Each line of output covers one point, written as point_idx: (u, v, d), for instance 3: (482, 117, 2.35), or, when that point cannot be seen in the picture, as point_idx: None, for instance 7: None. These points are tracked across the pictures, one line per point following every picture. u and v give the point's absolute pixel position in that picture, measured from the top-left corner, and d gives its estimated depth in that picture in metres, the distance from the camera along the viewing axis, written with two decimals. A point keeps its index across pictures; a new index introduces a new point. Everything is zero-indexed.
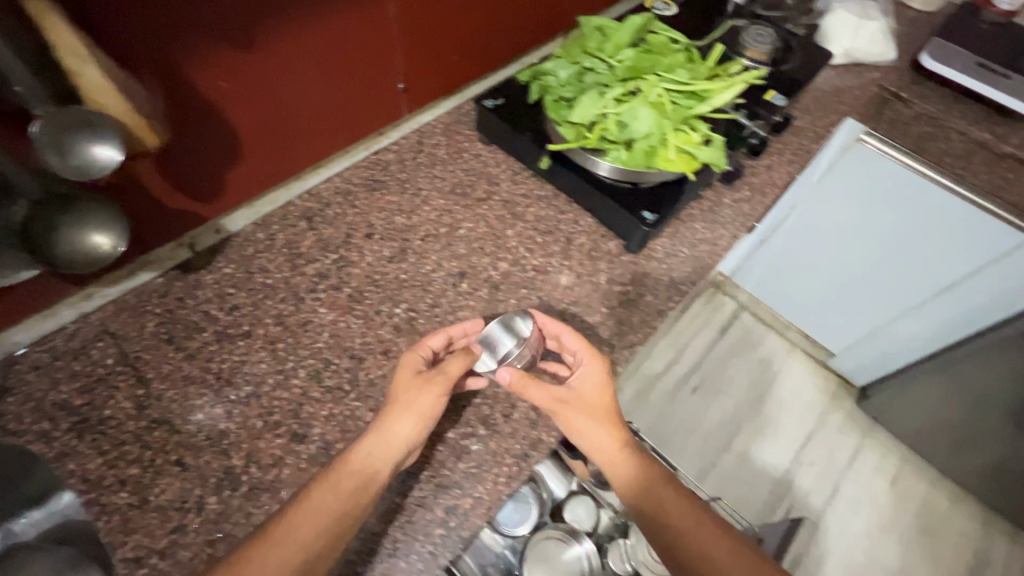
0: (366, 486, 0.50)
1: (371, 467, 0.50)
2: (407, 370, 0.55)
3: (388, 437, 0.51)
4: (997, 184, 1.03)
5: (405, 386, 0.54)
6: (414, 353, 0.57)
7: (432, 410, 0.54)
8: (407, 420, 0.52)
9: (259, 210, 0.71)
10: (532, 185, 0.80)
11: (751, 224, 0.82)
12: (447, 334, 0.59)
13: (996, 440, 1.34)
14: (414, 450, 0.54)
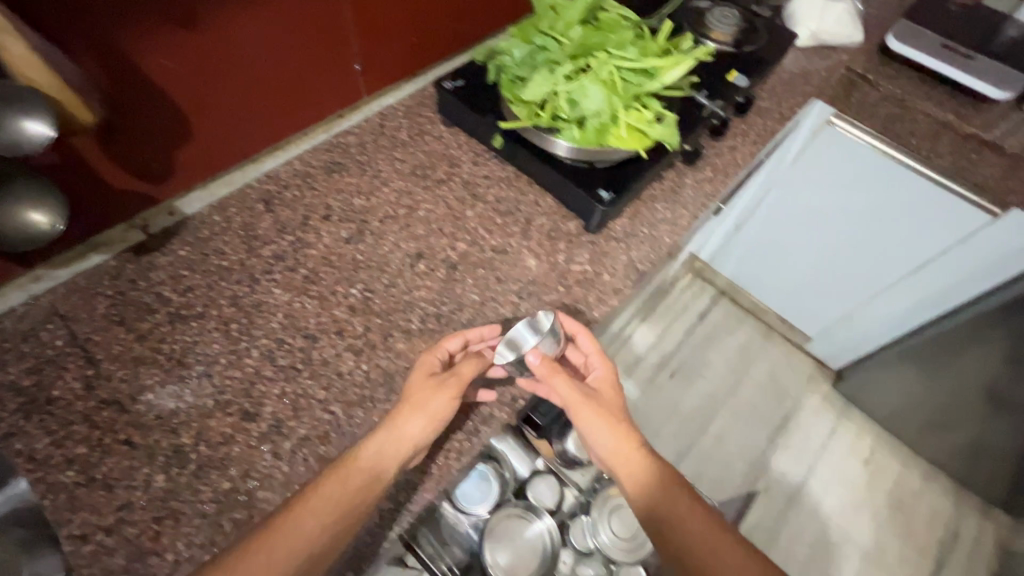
0: (372, 483, 0.51)
1: (378, 465, 0.52)
2: (421, 371, 0.58)
3: (398, 435, 0.53)
4: (961, 166, 1.04)
5: (418, 387, 0.56)
6: (432, 356, 0.59)
7: (444, 411, 0.56)
8: (418, 419, 0.54)
9: (215, 191, 0.71)
10: (493, 166, 0.80)
11: (712, 204, 0.82)
12: (463, 337, 0.60)
13: (967, 418, 1.36)
14: (422, 449, 0.56)
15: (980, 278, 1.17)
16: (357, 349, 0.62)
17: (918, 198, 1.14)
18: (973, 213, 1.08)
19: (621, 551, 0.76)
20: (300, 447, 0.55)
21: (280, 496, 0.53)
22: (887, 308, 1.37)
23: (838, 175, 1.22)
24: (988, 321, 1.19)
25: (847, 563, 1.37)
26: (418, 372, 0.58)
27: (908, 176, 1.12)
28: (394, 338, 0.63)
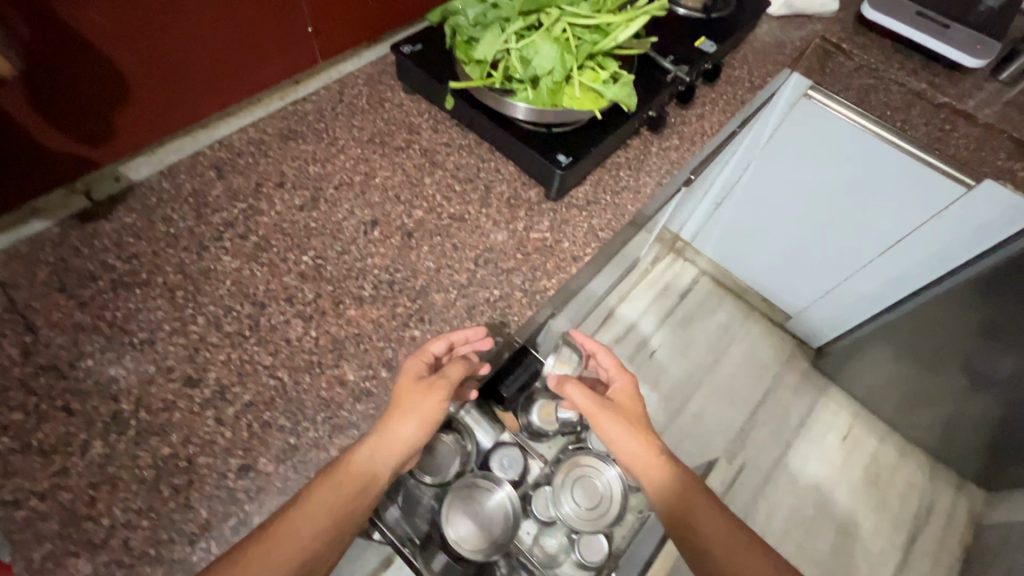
0: (367, 487, 0.52)
1: (371, 468, 0.52)
2: (409, 374, 0.56)
3: (390, 439, 0.53)
4: (935, 136, 1.03)
5: (407, 392, 0.55)
6: (418, 359, 0.57)
7: (433, 414, 0.56)
8: (408, 421, 0.54)
9: (165, 158, 0.69)
10: (454, 134, 0.79)
11: (677, 171, 0.81)
12: (448, 339, 0.59)
13: (944, 397, 1.34)
14: (411, 452, 0.56)
15: (952, 253, 1.15)
16: (307, 316, 0.61)
17: (893, 171, 1.12)
18: (946, 186, 1.07)
19: (585, 522, 0.75)
20: (243, 413, 0.54)
21: (221, 461, 0.52)
22: (862, 285, 1.35)
23: (814, 150, 1.22)
24: (962, 299, 1.16)
25: (822, 536, 1.38)
26: (404, 375, 0.56)
27: (884, 150, 1.11)
28: (345, 305, 0.62)
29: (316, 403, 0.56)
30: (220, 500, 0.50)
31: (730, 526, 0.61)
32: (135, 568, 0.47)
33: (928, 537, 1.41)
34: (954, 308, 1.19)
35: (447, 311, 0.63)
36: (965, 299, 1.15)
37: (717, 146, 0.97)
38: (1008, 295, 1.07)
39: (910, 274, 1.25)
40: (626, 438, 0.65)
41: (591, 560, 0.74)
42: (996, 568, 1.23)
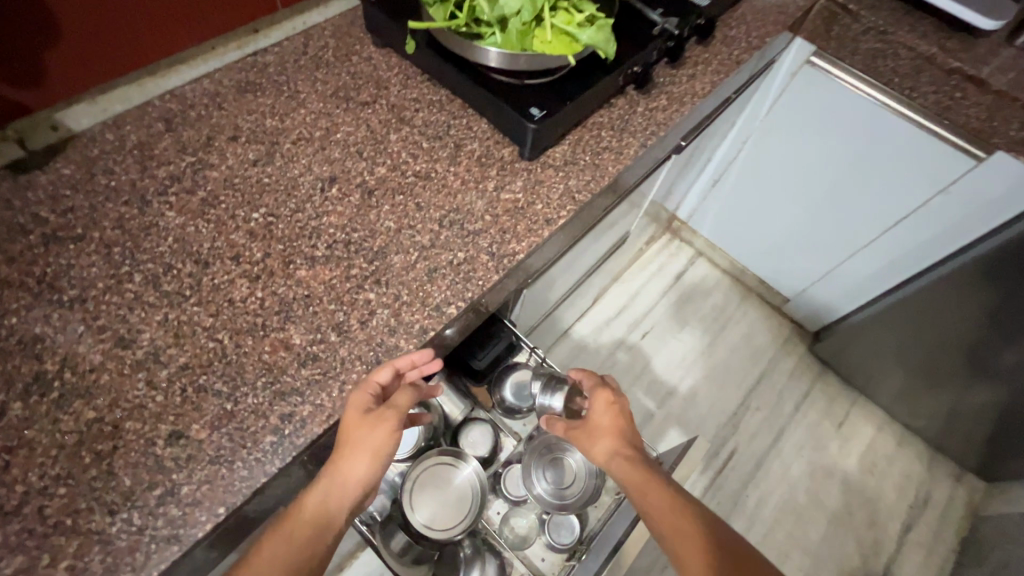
0: (321, 535, 0.47)
1: (325, 515, 0.48)
2: (354, 412, 0.49)
3: (342, 481, 0.49)
4: (944, 105, 0.97)
5: (353, 428, 0.49)
6: (363, 393, 0.50)
7: (385, 448, 0.50)
8: (359, 461, 0.49)
9: (110, 109, 0.64)
10: (425, 90, 0.73)
11: (664, 133, 0.75)
12: (394, 366, 0.52)
13: (947, 386, 1.29)
14: (372, 489, 0.51)
15: (956, 232, 1.10)
16: (253, 277, 0.57)
17: (899, 145, 1.07)
18: (954, 159, 1.02)
19: (556, 502, 0.70)
20: (177, 376, 0.50)
21: (150, 427, 0.48)
22: (863, 266, 1.30)
23: (817, 121, 1.16)
24: (963, 282, 1.11)
25: (813, 524, 1.34)
26: (351, 410, 0.50)
27: (890, 122, 1.05)
28: (296, 265, 0.58)
29: (258, 367, 0.52)
30: (147, 468, 0.46)
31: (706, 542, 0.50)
32: (49, 539, 0.43)
33: (923, 527, 1.37)
34: (955, 292, 1.13)
35: (407, 275, 0.59)
36: (967, 283, 1.10)
37: (710, 113, 0.92)
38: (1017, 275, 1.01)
39: (913, 254, 1.19)
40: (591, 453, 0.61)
41: (561, 543, 0.70)
42: (992, 560, 1.19)
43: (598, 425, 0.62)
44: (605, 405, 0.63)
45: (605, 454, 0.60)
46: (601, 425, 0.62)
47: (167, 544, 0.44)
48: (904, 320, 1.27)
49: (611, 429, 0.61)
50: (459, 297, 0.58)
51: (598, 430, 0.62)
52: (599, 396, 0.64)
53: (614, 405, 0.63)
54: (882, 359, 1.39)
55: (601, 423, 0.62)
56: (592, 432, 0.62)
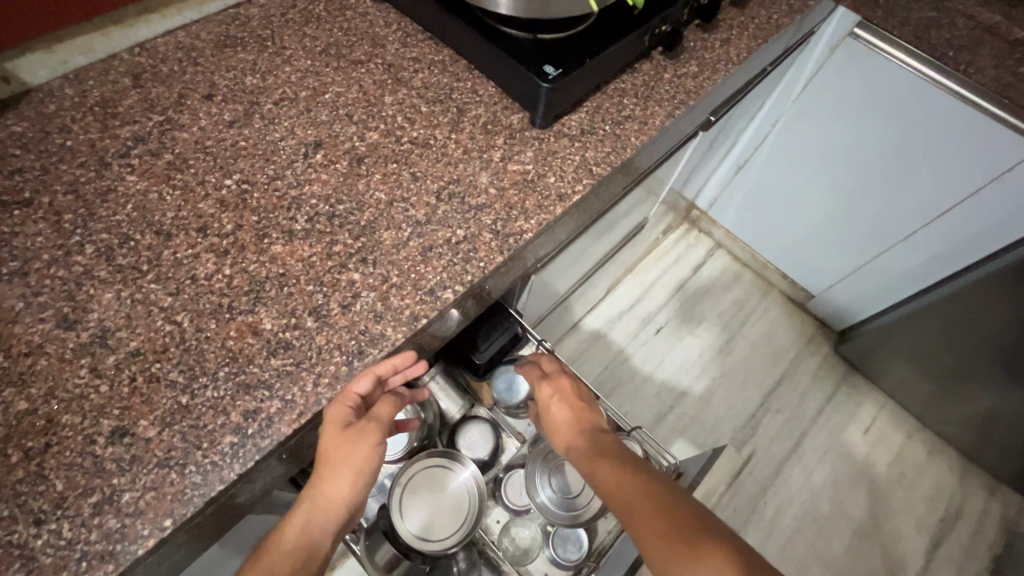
0: (305, 564, 0.40)
1: (309, 543, 0.42)
2: (331, 426, 0.43)
3: (326, 502, 0.44)
4: (1005, 82, 0.87)
5: (332, 444, 0.44)
6: (341, 404, 0.44)
7: (370, 462, 0.45)
8: (343, 478, 0.44)
9: (71, 61, 0.57)
10: (426, 49, 0.65)
11: (694, 102, 0.66)
12: (375, 373, 0.45)
13: (989, 395, 1.19)
14: (360, 508, 0.46)
15: (1009, 224, 1.00)
16: (221, 252, 0.49)
17: (951, 127, 0.97)
18: (1011, 142, 0.91)
19: (562, 513, 0.63)
20: (126, 364, 0.43)
21: (90, 422, 0.41)
22: (900, 261, 1.20)
23: (856, 101, 1.06)
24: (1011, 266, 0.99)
25: (835, 535, 1.25)
26: (328, 425, 0.44)
27: (941, 102, 0.95)
28: (271, 240, 0.50)
29: (220, 356, 0.44)
30: (83, 471, 0.39)
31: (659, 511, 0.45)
32: None
33: (955, 542, 1.27)
34: (1001, 289, 1.03)
35: (397, 254, 0.51)
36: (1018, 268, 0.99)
37: (742, 86, 0.83)
38: None
39: (959, 249, 1.09)
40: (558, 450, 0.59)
41: (568, 559, 0.62)
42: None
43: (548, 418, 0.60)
44: (551, 395, 0.61)
45: (562, 447, 0.57)
46: (555, 418, 0.59)
47: (101, 563, 0.37)
48: (941, 317, 1.17)
49: (563, 420, 0.59)
50: (457, 280, 0.51)
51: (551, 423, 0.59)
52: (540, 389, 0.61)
53: (557, 394, 0.61)
54: (915, 362, 1.30)
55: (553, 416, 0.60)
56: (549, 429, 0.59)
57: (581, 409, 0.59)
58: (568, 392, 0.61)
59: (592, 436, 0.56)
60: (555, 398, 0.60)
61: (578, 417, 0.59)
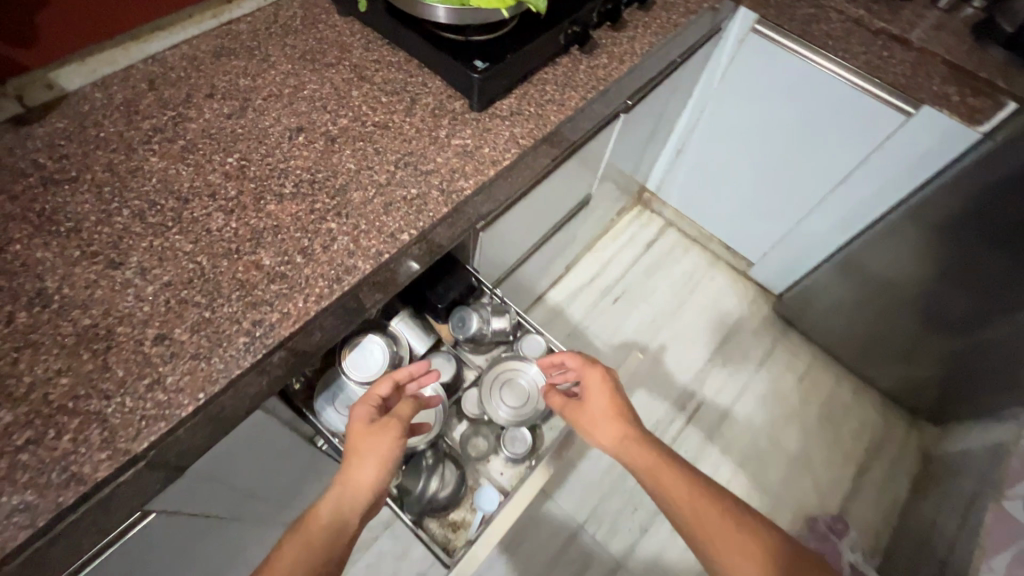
0: (338, 534, 0.58)
1: (341, 519, 0.60)
2: (361, 421, 0.66)
3: (354, 485, 0.61)
4: (874, 64, 1.04)
5: (363, 437, 0.65)
6: (366, 402, 0.68)
7: (390, 454, 0.64)
8: (369, 466, 0.62)
9: (98, 71, 0.71)
10: (384, 52, 0.81)
11: (604, 87, 0.83)
12: (393, 379, 0.71)
13: (904, 334, 1.37)
14: (382, 492, 0.63)
15: (895, 187, 1.18)
16: (228, 210, 0.64)
17: (839, 105, 1.14)
18: (888, 114, 1.09)
19: (512, 418, 0.78)
20: (162, 291, 0.58)
21: (139, 331, 0.55)
22: (817, 225, 1.38)
23: (766, 88, 1.23)
24: (925, 240, 1.17)
25: (774, 468, 1.42)
26: (360, 425, 0.66)
27: (829, 83, 1.12)
28: (266, 201, 0.65)
29: (232, 283, 0.59)
30: (136, 363, 0.54)
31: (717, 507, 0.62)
32: (54, 417, 0.50)
33: (880, 470, 1.44)
34: (917, 253, 1.21)
35: (365, 210, 0.66)
36: (926, 236, 1.17)
37: (655, 75, 1.00)
38: (968, 234, 1.10)
39: (862, 206, 1.26)
40: (601, 431, 0.71)
41: (515, 453, 0.77)
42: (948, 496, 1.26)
43: (596, 408, 0.72)
44: (598, 382, 0.73)
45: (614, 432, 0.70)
46: (601, 407, 0.72)
47: (155, 421, 0.51)
48: (861, 271, 1.35)
49: (610, 412, 0.71)
50: (411, 226, 0.66)
51: (599, 413, 0.72)
52: (594, 378, 0.73)
53: (609, 390, 0.73)
54: (843, 315, 1.47)
55: (597, 403, 0.72)
56: (594, 418, 0.72)
57: (627, 409, 0.72)
58: (616, 386, 0.74)
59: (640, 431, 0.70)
60: (608, 392, 0.72)
61: (620, 409, 0.71)
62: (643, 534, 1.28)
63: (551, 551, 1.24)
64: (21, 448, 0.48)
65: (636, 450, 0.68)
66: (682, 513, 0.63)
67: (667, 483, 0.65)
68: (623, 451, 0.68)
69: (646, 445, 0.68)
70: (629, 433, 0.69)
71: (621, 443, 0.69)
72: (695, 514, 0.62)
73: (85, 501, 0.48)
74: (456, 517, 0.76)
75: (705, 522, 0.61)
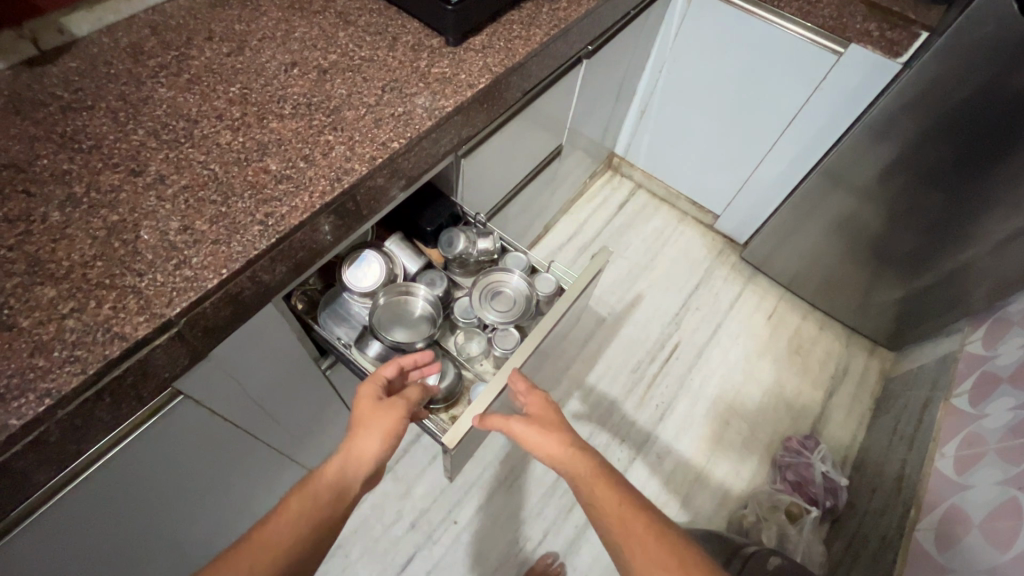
0: (340, 496, 0.64)
1: (343, 483, 0.65)
2: (369, 398, 0.72)
3: (358, 456, 0.67)
4: (805, 10, 1.16)
5: (372, 412, 0.70)
6: (373, 382, 0.73)
7: (395, 430, 0.70)
8: (373, 440, 0.68)
9: (103, 19, 0.79)
10: (365, 1, 0.89)
11: (565, 25, 0.92)
12: (400, 364, 0.76)
13: (857, 268, 1.49)
14: (381, 464, 0.69)
15: (835, 125, 1.29)
16: (235, 128, 0.71)
17: (780, 52, 1.25)
18: (822, 57, 1.20)
19: (500, 318, 0.86)
20: (180, 193, 0.65)
21: (163, 224, 0.62)
22: (771, 170, 1.49)
23: (716, 43, 1.34)
24: (868, 177, 1.29)
25: (749, 399, 1.52)
26: (367, 402, 0.71)
27: (769, 33, 1.23)
28: (269, 120, 0.73)
29: (245, 185, 0.66)
30: (163, 249, 0.60)
31: (647, 519, 0.61)
32: (93, 291, 0.57)
33: (845, 393, 1.55)
34: (862, 190, 1.32)
35: (355, 126, 0.74)
36: (867, 172, 1.28)
37: (611, 25, 1.11)
38: (907, 166, 1.21)
39: (809, 147, 1.38)
40: (541, 439, 0.71)
41: (507, 348, 0.86)
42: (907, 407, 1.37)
43: (544, 421, 0.73)
44: (541, 403, 0.76)
45: (559, 447, 0.69)
46: (546, 418, 0.74)
47: (185, 291, 0.58)
48: (814, 211, 1.46)
49: (553, 422, 0.73)
50: (400, 136, 0.74)
51: (546, 423, 0.73)
52: (536, 399, 0.77)
53: (548, 409, 0.76)
54: (804, 255, 1.58)
55: (542, 418, 0.74)
56: (539, 426, 0.72)
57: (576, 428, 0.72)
58: (558, 408, 0.76)
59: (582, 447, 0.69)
60: (547, 407, 0.76)
61: (560, 424, 0.73)
62: (632, 464, 1.41)
63: (546, 483, 1.32)
64: (67, 315, 0.55)
65: (577, 459, 0.68)
66: (609, 523, 0.61)
67: (599, 494, 0.64)
68: (565, 458, 0.68)
69: (589, 456, 0.68)
70: (574, 441, 0.70)
71: (564, 451, 0.69)
72: (621, 525, 0.60)
73: (127, 358, 0.55)
74: (457, 411, 0.90)
75: (629, 534, 0.60)
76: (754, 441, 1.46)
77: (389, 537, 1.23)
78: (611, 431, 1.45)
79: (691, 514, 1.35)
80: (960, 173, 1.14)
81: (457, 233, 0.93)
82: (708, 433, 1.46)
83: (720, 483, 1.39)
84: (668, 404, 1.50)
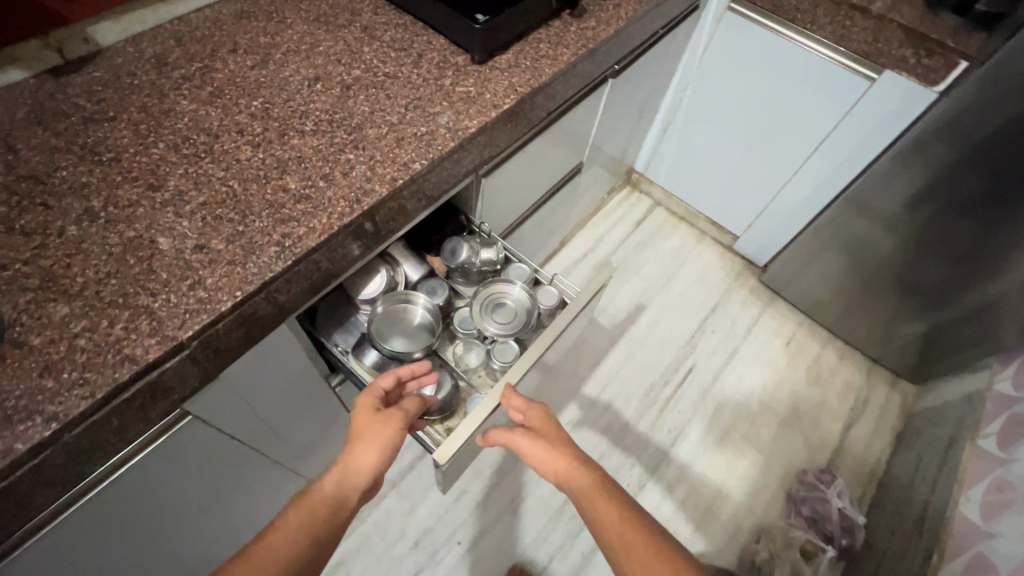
0: (337, 512, 0.62)
1: (340, 496, 0.63)
2: (366, 408, 0.69)
3: (355, 469, 0.64)
4: (839, 34, 1.11)
5: (369, 422, 0.67)
6: (371, 393, 0.71)
7: (393, 441, 0.67)
8: (370, 452, 0.65)
9: (128, 29, 0.78)
10: (392, 15, 0.88)
11: (593, 45, 0.90)
12: (397, 374, 0.75)
13: (880, 297, 1.45)
14: (378, 476, 0.67)
15: (864, 151, 1.26)
16: (255, 144, 0.70)
17: (810, 75, 1.22)
18: (855, 82, 1.17)
19: (500, 330, 0.84)
20: (198, 209, 0.63)
21: (179, 241, 0.61)
22: (795, 194, 1.46)
23: (745, 62, 1.32)
24: (896, 204, 1.25)
25: (764, 428, 1.48)
26: (365, 412, 0.68)
27: (800, 54, 1.20)
28: (290, 136, 0.71)
29: (263, 203, 0.65)
30: (178, 268, 0.59)
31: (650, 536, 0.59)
32: (106, 310, 0.55)
33: (864, 426, 1.51)
34: (888, 217, 1.28)
35: (376, 145, 0.72)
36: (895, 200, 1.24)
37: (639, 44, 1.09)
38: (937, 195, 1.17)
39: (836, 172, 1.34)
40: (544, 454, 0.68)
41: (506, 361, 0.84)
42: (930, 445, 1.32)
43: (546, 435, 0.71)
44: (541, 417, 0.73)
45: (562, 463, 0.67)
46: (547, 432, 0.71)
47: (198, 313, 0.56)
48: (838, 237, 1.42)
49: (556, 436, 0.71)
50: (422, 157, 0.72)
51: (549, 439, 0.70)
52: (535, 414, 0.73)
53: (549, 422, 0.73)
54: (825, 281, 1.54)
55: (544, 432, 0.71)
56: (540, 441, 0.69)
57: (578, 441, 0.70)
58: (560, 422, 0.74)
59: (586, 466, 0.67)
60: (549, 422, 0.73)
61: (563, 439, 0.70)
62: (641, 490, 1.38)
63: (553, 506, 1.29)
64: (78, 334, 0.54)
65: (579, 475, 0.66)
66: (610, 540, 0.60)
67: (602, 510, 0.62)
68: (567, 475, 0.66)
69: (589, 470, 0.66)
70: (577, 457, 0.68)
71: (567, 466, 0.67)
72: (623, 543, 0.59)
73: (138, 381, 0.53)
74: (451, 423, 0.87)
75: (631, 552, 0.58)
76: (768, 472, 1.42)
77: (391, 556, 1.21)
78: (620, 455, 1.42)
79: (701, 545, 1.31)
80: (992, 204, 1.09)
81: (461, 243, 0.91)
82: (721, 461, 1.42)
83: (732, 515, 1.35)
84: (681, 429, 1.46)
